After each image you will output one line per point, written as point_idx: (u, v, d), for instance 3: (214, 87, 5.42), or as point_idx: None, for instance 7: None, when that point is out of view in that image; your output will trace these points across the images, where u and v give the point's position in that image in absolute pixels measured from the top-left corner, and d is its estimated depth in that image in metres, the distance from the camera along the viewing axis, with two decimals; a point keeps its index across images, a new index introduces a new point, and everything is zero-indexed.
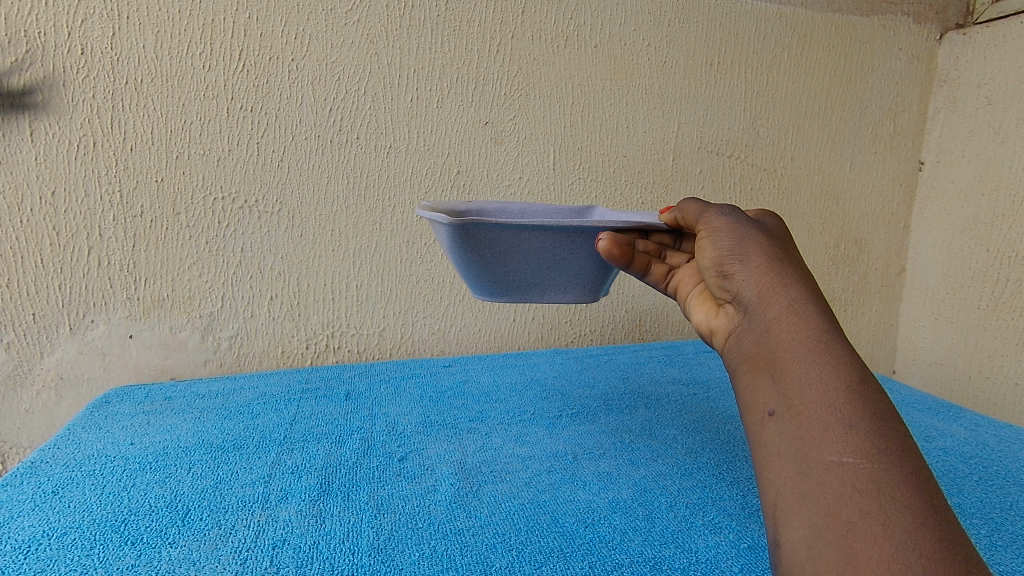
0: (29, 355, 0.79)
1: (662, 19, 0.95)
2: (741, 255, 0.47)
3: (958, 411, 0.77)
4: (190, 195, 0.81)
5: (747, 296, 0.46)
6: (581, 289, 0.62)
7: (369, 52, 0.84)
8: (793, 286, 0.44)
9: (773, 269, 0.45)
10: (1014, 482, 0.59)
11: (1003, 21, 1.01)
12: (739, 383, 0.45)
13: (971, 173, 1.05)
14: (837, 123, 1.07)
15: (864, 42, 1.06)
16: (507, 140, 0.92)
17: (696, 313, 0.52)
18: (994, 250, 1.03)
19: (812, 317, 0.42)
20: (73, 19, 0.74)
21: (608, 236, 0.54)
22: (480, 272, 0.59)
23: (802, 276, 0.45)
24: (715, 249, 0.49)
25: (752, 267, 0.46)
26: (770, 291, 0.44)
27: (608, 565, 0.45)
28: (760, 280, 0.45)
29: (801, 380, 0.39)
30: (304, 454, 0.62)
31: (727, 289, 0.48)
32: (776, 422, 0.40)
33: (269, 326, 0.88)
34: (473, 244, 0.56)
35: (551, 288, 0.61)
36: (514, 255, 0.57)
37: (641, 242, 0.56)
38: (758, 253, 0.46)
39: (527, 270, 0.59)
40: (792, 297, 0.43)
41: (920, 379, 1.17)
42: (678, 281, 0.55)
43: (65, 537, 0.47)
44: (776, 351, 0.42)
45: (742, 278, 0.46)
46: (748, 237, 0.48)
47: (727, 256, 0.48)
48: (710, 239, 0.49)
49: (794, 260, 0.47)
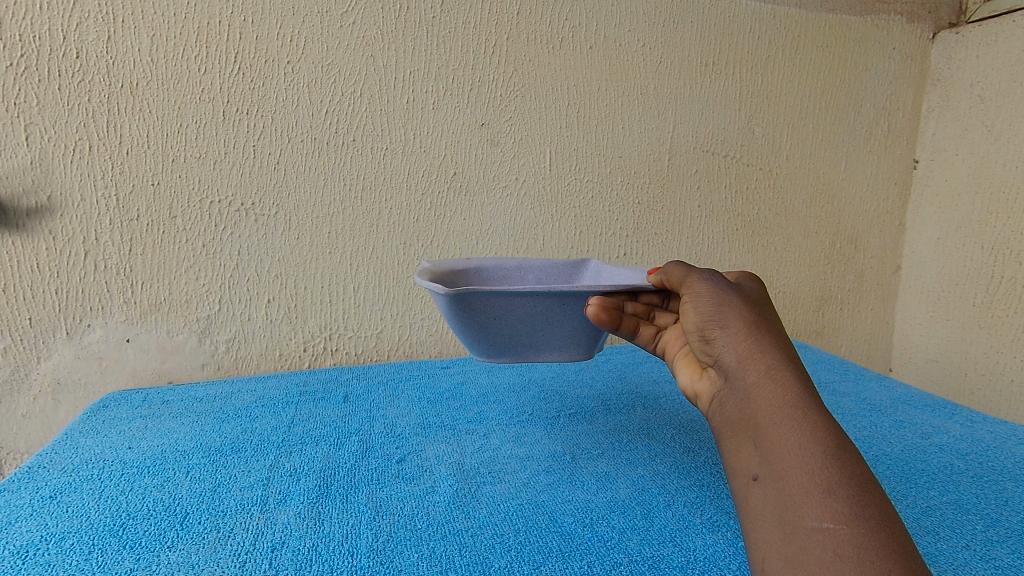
0: (26, 360, 0.79)
1: (657, 20, 0.95)
2: (720, 319, 0.47)
3: (954, 408, 0.77)
4: (187, 199, 0.81)
5: (726, 360, 0.46)
6: (577, 347, 0.61)
7: (365, 55, 0.84)
8: (771, 352, 0.44)
9: (751, 334, 0.45)
10: (1009, 478, 0.59)
11: (995, 20, 1.02)
12: (723, 447, 0.44)
13: (965, 171, 1.06)
14: (832, 122, 1.08)
15: (858, 41, 1.07)
16: (503, 142, 0.92)
17: (681, 375, 0.52)
18: (988, 248, 1.04)
19: (790, 384, 0.42)
20: (68, 23, 0.73)
21: (596, 303, 0.54)
22: (475, 336, 0.59)
23: (779, 342, 0.45)
24: (697, 313, 0.49)
25: (731, 332, 0.46)
26: (749, 356, 0.44)
27: (607, 564, 0.45)
28: (738, 346, 0.45)
29: (780, 445, 0.39)
30: (303, 457, 0.62)
31: (709, 354, 0.48)
32: (759, 486, 0.39)
33: (267, 328, 0.88)
34: (468, 309, 0.56)
35: (546, 347, 0.61)
36: (508, 318, 0.57)
37: (629, 303, 0.56)
38: (736, 319, 0.46)
39: (521, 332, 0.59)
40: (769, 361, 0.43)
41: (916, 376, 1.18)
42: (665, 342, 0.55)
43: (64, 542, 0.47)
44: (757, 417, 0.41)
45: (722, 344, 0.46)
46: (727, 302, 0.48)
47: (707, 321, 0.48)
48: (692, 303, 0.49)
49: (772, 326, 0.47)
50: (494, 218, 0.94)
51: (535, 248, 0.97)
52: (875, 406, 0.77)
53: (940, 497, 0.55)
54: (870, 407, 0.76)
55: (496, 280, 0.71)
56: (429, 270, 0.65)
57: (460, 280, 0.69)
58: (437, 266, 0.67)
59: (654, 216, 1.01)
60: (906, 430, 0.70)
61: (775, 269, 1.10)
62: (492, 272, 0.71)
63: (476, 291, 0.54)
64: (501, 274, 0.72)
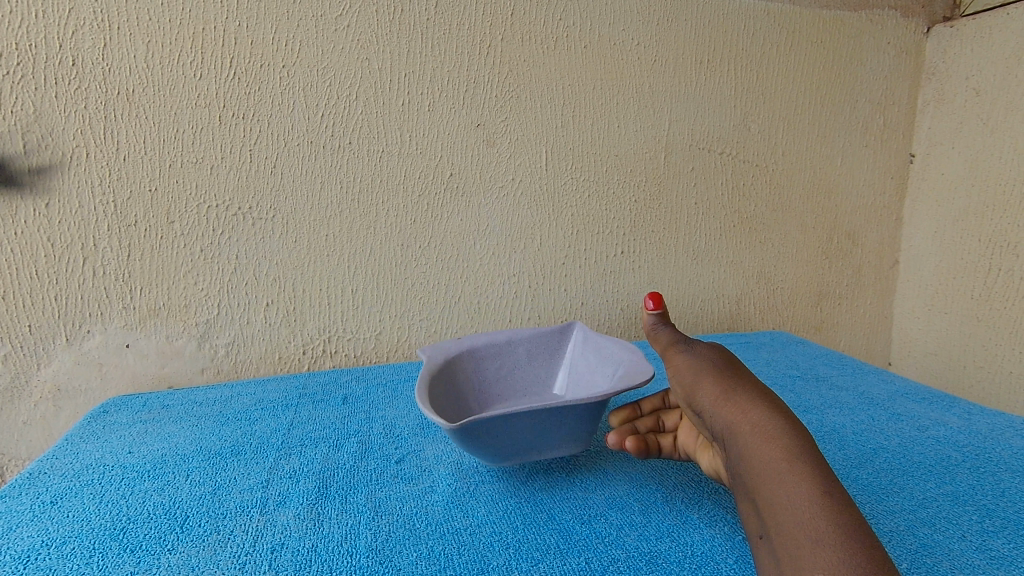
0: (26, 367, 0.80)
1: (651, 18, 0.96)
2: (702, 389, 0.52)
3: (952, 401, 0.77)
4: (184, 203, 0.81)
5: (717, 427, 0.49)
6: (577, 440, 0.58)
7: (359, 57, 0.84)
8: (751, 410, 0.48)
9: (731, 399, 0.49)
10: (1006, 469, 0.59)
11: (989, 13, 1.02)
12: (736, 513, 0.45)
13: (961, 165, 1.06)
14: (827, 117, 1.08)
15: (852, 37, 1.07)
16: (498, 143, 0.92)
17: (704, 463, 0.54)
18: (985, 241, 1.04)
19: (772, 438, 0.45)
20: (64, 31, 0.74)
21: (615, 433, 0.58)
22: (478, 452, 0.55)
23: (758, 399, 0.49)
24: (682, 391, 0.54)
25: (715, 402, 0.50)
26: (734, 420, 0.48)
27: (605, 560, 0.45)
28: (724, 412, 0.49)
29: (775, 498, 0.41)
30: (303, 458, 0.62)
31: (703, 426, 0.51)
32: (763, 541, 0.41)
33: (266, 332, 0.88)
34: (471, 436, 0.52)
35: (548, 445, 0.57)
36: (511, 432, 0.54)
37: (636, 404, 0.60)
38: (715, 387, 0.51)
39: (523, 440, 0.55)
40: (752, 421, 0.47)
41: (915, 370, 1.18)
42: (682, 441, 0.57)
43: (65, 547, 0.47)
44: (750, 475, 0.44)
45: (711, 413, 0.50)
46: (702, 372, 0.53)
47: (694, 393, 0.53)
48: (676, 379, 0.56)
49: (753, 388, 0.50)
50: (491, 218, 0.94)
51: (533, 248, 0.97)
52: (873, 400, 0.77)
53: (937, 489, 0.55)
54: (868, 401, 0.77)
55: (487, 358, 0.74)
56: (427, 366, 0.66)
57: (454, 367, 0.70)
58: (433, 356, 0.68)
59: (651, 214, 1.01)
60: (904, 423, 0.70)
61: (773, 266, 1.10)
62: (482, 350, 0.74)
63: (488, 420, 0.51)
64: (491, 350, 0.75)
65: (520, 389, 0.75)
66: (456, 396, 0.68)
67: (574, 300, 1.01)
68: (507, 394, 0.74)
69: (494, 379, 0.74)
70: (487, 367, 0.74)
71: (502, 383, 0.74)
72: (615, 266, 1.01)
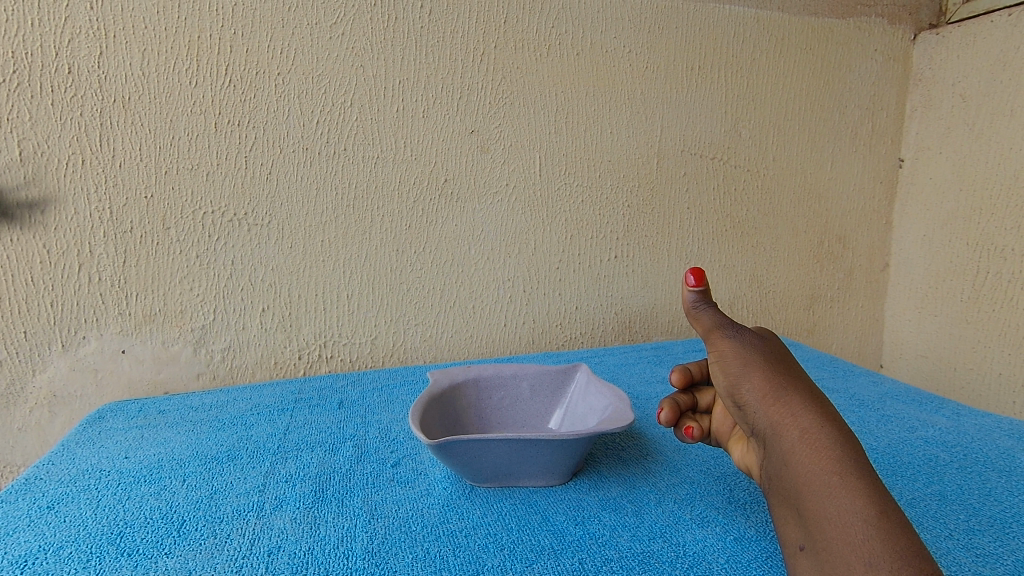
0: (21, 373, 0.80)
1: (642, 26, 0.97)
2: (747, 382, 0.51)
3: (941, 402, 0.78)
4: (179, 209, 0.82)
5: (761, 425, 0.49)
6: (554, 472, 0.56)
7: (354, 65, 0.85)
8: (801, 414, 0.47)
9: (780, 398, 0.48)
10: (993, 469, 0.60)
11: (973, 21, 1.04)
12: (776, 516, 0.46)
13: (949, 170, 1.08)
14: (817, 123, 1.09)
15: (841, 43, 1.08)
16: (492, 149, 0.93)
17: (736, 451, 0.54)
18: (973, 244, 1.05)
19: (823, 447, 0.44)
20: (60, 39, 0.74)
21: (667, 408, 0.57)
22: (458, 469, 0.56)
23: (810, 401, 0.47)
24: (726, 378, 0.52)
25: (760, 398, 0.49)
26: (781, 422, 0.47)
27: (598, 561, 0.46)
28: (770, 412, 0.48)
29: (822, 513, 0.41)
30: (299, 462, 0.62)
31: (746, 419, 0.51)
32: (807, 555, 0.41)
33: (262, 337, 0.88)
34: (447, 453, 0.53)
35: (524, 474, 0.56)
36: (485, 455, 0.54)
37: (677, 377, 0.59)
38: (761, 381, 0.50)
39: (499, 465, 0.55)
40: (803, 426, 0.46)
41: (906, 372, 1.19)
42: (717, 425, 0.57)
43: (62, 551, 0.47)
44: (796, 483, 0.44)
45: (755, 409, 0.49)
46: (750, 361, 0.51)
47: (738, 385, 0.51)
48: (719, 365, 0.53)
49: (803, 386, 0.49)
50: (486, 224, 0.95)
51: (527, 252, 0.97)
52: (863, 401, 0.78)
53: (925, 488, 0.56)
54: (858, 403, 0.77)
55: (492, 389, 0.71)
56: (428, 388, 0.66)
57: (457, 392, 0.69)
58: (438, 379, 0.68)
59: (644, 219, 1.02)
60: (893, 425, 0.71)
61: (765, 269, 1.11)
62: (490, 380, 0.71)
63: (457, 440, 0.52)
64: (497, 381, 0.72)
65: (518, 421, 0.71)
66: (453, 424, 0.67)
67: (568, 304, 1.01)
68: (505, 425, 0.70)
69: (495, 409, 0.71)
70: (491, 396, 0.71)
71: (502, 414, 0.71)
72: (609, 271, 1.02)
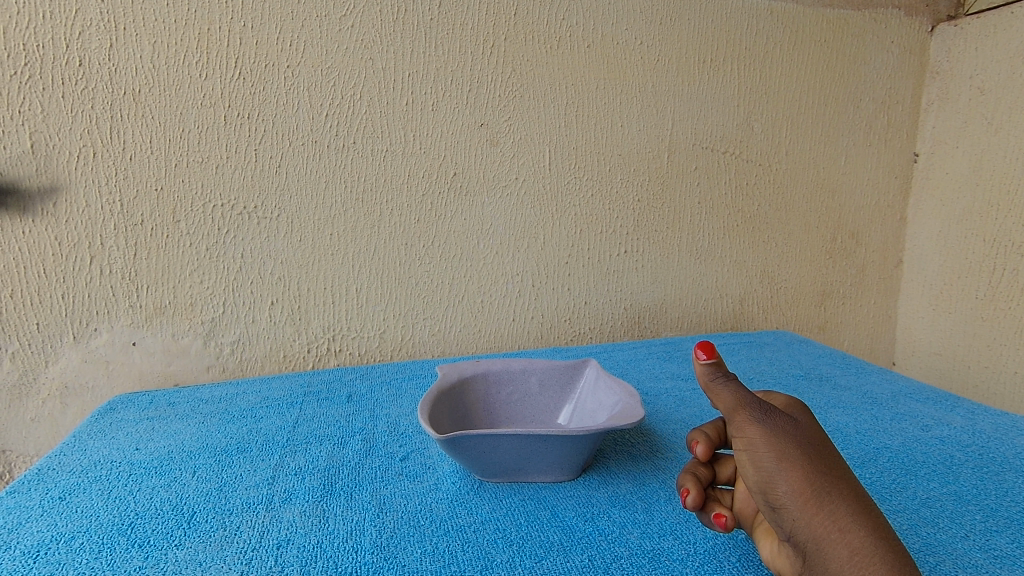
0: (34, 365, 0.80)
1: (654, 18, 0.96)
2: (784, 483, 0.39)
3: (956, 400, 0.77)
4: (190, 202, 0.82)
5: (801, 538, 0.39)
6: (564, 468, 0.56)
7: (364, 57, 0.85)
8: (850, 528, 0.38)
9: (825, 506, 0.38)
10: (1010, 469, 0.59)
11: (993, 12, 1.02)
12: None
13: (966, 164, 1.06)
14: (831, 116, 1.08)
15: (856, 36, 1.07)
16: (502, 142, 0.93)
17: (760, 546, 0.44)
18: (989, 240, 1.04)
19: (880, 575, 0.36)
20: (71, 32, 0.74)
21: (694, 491, 0.47)
22: (467, 464, 0.56)
23: (857, 509, 0.39)
24: (755, 472, 0.41)
25: (801, 505, 0.39)
26: (827, 538, 0.38)
27: (608, 558, 0.45)
28: (812, 524, 0.38)
29: None
30: (308, 456, 0.62)
31: (777, 524, 0.40)
32: None
33: (271, 330, 0.88)
34: (457, 448, 0.53)
35: (534, 470, 0.56)
36: (494, 450, 0.54)
37: (702, 448, 0.49)
38: (801, 483, 0.39)
39: (508, 460, 0.55)
40: (853, 545, 0.37)
41: (919, 370, 1.18)
42: (739, 505, 0.46)
43: (74, 541, 0.48)
44: None
45: (793, 518, 0.39)
46: (788, 456, 0.40)
47: (771, 485, 0.40)
48: (747, 456, 0.41)
49: (848, 487, 0.39)
50: (495, 218, 0.94)
51: (536, 247, 0.97)
52: (876, 399, 0.77)
53: (941, 488, 0.55)
54: (871, 401, 0.77)
55: (500, 384, 0.71)
56: (437, 382, 0.66)
57: (466, 386, 0.69)
58: (448, 373, 0.68)
59: (654, 213, 1.02)
60: (907, 423, 0.70)
61: (776, 265, 1.10)
62: (499, 375, 0.71)
63: (465, 434, 0.52)
64: (506, 376, 0.71)
65: (527, 416, 0.71)
66: (461, 418, 0.66)
67: (577, 299, 1.01)
68: (514, 420, 0.70)
69: (503, 404, 0.70)
70: (499, 391, 0.71)
71: (511, 409, 0.71)
72: (618, 266, 1.01)
